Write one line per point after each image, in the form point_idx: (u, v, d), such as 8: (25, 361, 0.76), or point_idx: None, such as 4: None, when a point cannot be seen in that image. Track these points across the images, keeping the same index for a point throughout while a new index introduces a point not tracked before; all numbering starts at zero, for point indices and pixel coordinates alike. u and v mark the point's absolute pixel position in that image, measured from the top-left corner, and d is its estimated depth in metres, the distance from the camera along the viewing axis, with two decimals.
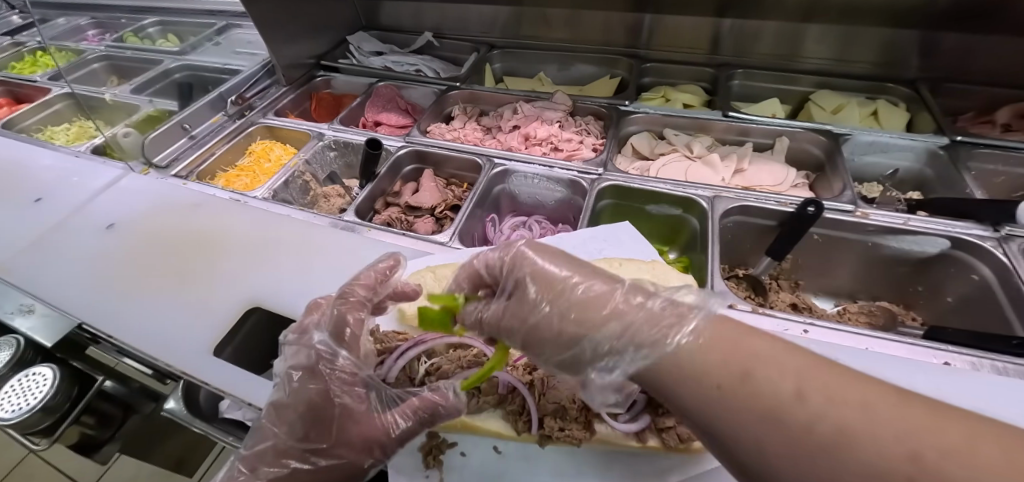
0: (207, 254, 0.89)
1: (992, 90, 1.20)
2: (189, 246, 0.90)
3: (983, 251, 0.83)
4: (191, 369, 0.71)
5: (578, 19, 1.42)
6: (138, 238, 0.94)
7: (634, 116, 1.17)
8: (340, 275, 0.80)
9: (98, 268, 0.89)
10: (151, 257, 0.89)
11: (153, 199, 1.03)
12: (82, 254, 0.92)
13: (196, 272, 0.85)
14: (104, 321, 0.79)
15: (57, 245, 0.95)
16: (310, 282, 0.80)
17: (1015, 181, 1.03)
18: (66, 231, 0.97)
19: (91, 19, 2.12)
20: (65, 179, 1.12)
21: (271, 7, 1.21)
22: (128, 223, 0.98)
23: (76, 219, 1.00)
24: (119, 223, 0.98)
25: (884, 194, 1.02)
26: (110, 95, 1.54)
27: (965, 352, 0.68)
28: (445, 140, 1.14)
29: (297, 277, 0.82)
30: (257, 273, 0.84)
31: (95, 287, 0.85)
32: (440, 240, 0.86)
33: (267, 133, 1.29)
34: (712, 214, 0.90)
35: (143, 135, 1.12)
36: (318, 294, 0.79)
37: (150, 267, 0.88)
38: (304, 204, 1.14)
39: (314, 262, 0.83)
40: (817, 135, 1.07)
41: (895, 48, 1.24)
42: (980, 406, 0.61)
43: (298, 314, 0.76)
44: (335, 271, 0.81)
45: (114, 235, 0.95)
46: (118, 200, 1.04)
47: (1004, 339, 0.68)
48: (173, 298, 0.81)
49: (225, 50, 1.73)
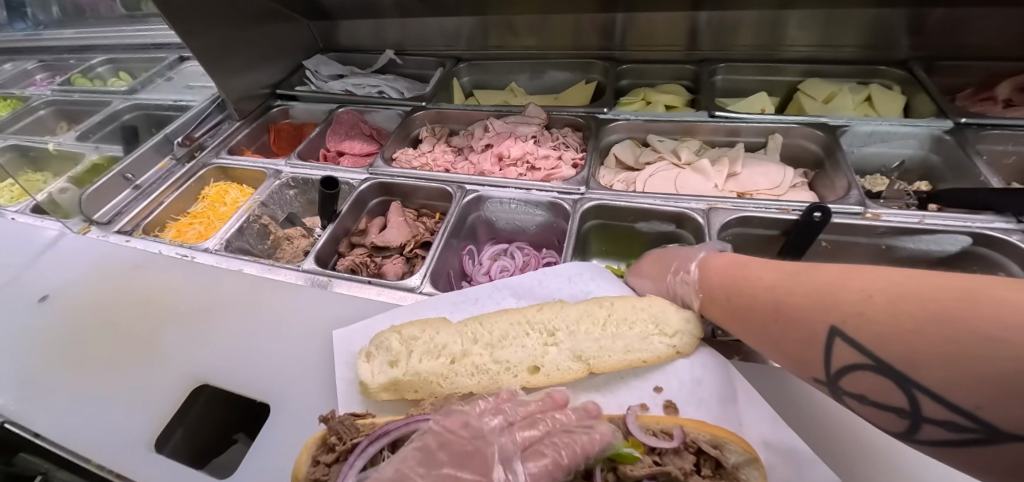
0: (150, 324, 0.78)
1: (987, 65, 1.13)
2: (132, 317, 0.80)
3: (1010, 246, 0.75)
4: (125, 469, 0.60)
5: (546, 24, 1.34)
6: (72, 312, 0.83)
7: (613, 123, 1.09)
8: (298, 339, 0.70)
9: (26, 351, 0.78)
10: (89, 333, 0.79)
11: (92, 263, 0.92)
12: (10, 335, 0.81)
13: (137, 348, 0.75)
14: (30, 417, 0.68)
15: None
16: (266, 350, 0.70)
17: None
18: None
19: (39, 61, 2.00)
20: None
21: (215, 38, 1.12)
22: (62, 294, 0.87)
23: (8, 292, 0.89)
24: (53, 294, 0.87)
25: (890, 187, 0.94)
26: (53, 144, 1.43)
27: None
28: (411, 167, 1.04)
29: (250, 344, 0.72)
30: (206, 342, 0.74)
31: (21, 376, 0.74)
32: (410, 286, 0.76)
33: (221, 174, 1.18)
34: (708, 230, 0.81)
35: (81, 189, 1.02)
36: (273, 364, 0.68)
37: (86, 345, 0.77)
38: (264, 250, 1.04)
39: (272, 324, 0.74)
40: (812, 129, 0.99)
41: (881, 29, 1.17)
42: None
43: (249, 391, 0.66)
44: (293, 334, 0.71)
45: (46, 311, 0.84)
46: (50, 268, 0.93)
47: None
48: (111, 381, 0.71)
49: (177, 86, 1.63)
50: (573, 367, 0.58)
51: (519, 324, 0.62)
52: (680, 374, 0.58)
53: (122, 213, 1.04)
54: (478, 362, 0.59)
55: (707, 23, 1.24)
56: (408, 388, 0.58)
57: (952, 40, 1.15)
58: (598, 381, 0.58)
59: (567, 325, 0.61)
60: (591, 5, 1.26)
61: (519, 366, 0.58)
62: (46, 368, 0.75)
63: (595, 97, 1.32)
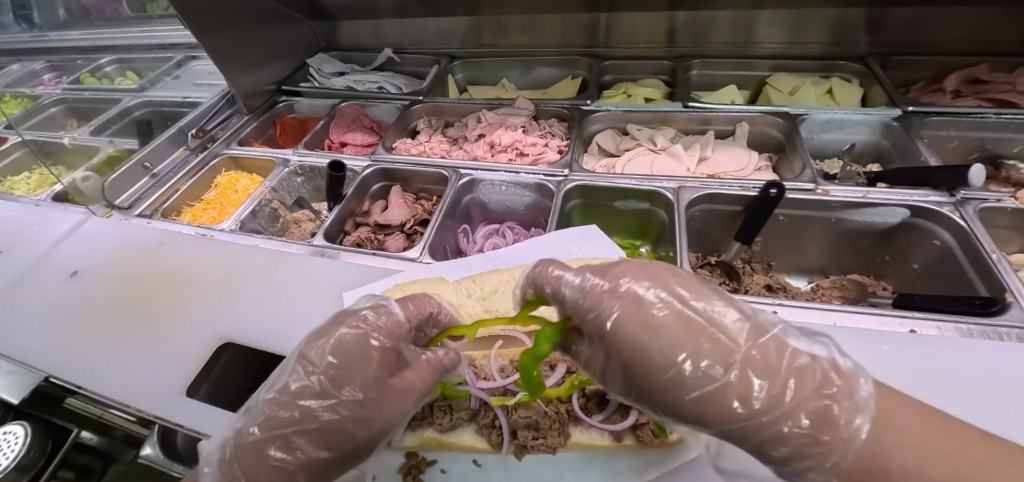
0: (173, 295, 0.87)
1: (937, 60, 1.24)
2: (159, 288, 0.88)
3: (941, 216, 0.86)
4: (162, 410, 0.69)
5: (535, 24, 1.44)
6: (99, 288, 0.91)
7: (596, 114, 1.18)
8: (313, 302, 0.79)
9: (61, 321, 0.86)
10: (119, 302, 0.87)
11: (117, 242, 1.00)
12: (47, 305, 0.89)
13: (162, 315, 0.83)
14: (72, 372, 0.76)
15: (22, 296, 0.92)
16: (283, 312, 0.79)
17: (966, 145, 1.07)
18: (31, 282, 0.95)
19: (47, 62, 2.06)
20: (26, 229, 1.09)
21: (226, 36, 1.20)
22: (90, 271, 0.95)
23: (41, 269, 0.97)
24: (83, 270, 0.95)
25: (845, 169, 1.04)
26: (69, 139, 1.50)
27: (931, 318, 0.70)
28: (411, 154, 1.13)
29: (269, 308, 0.80)
30: (225, 309, 0.82)
31: (60, 340, 0.82)
32: (411, 256, 0.85)
33: (231, 164, 1.27)
34: (677, 205, 0.91)
35: (103, 178, 1.09)
36: (291, 324, 0.77)
37: (117, 312, 0.85)
38: (274, 232, 1.13)
39: (288, 291, 0.82)
40: (775, 117, 1.09)
41: (842, 27, 1.27)
42: (942, 368, 0.63)
43: (269, 346, 0.75)
44: (308, 298, 0.80)
45: (76, 286, 0.92)
46: (78, 248, 1.01)
47: (968, 300, 0.71)
48: (142, 343, 0.79)
49: (185, 84, 1.71)
50: None
51: (506, 282, 0.70)
52: None
53: (141, 199, 1.12)
54: (472, 312, 0.68)
55: (684, 22, 1.34)
56: None
57: (906, 37, 1.26)
58: None
59: None
60: (576, 5, 1.36)
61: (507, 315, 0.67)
62: (81, 333, 0.82)
63: (580, 91, 1.41)
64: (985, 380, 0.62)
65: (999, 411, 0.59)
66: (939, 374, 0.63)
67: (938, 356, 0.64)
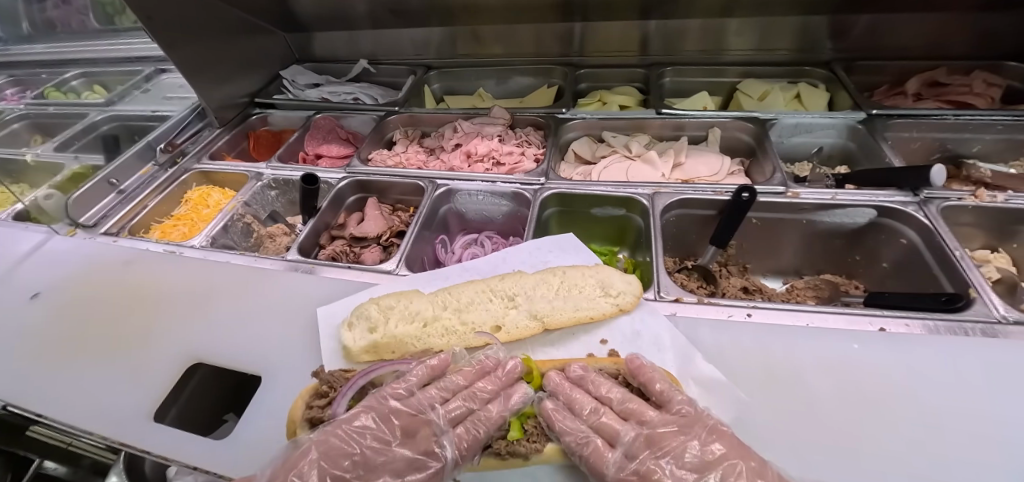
0: (135, 315, 0.83)
1: (897, 64, 1.28)
2: (125, 308, 0.85)
3: (907, 216, 0.88)
4: (126, 437, 0.66)
5: (511, 34, 1.45)
6: (58, 310, 0.87)
7: (571, 122, 1.19)
8: (287, 318, 0.77)
9: (17, 346, 0.81)
10: (82, 325, 0.84)
11: (80, 262, 0.97)
12: (3, 329, 0.85)
13: (125, 337, 0.79)
14: (31, 399, 0.73)
15: None
16: (255, 330, 0.77)
17: (929, 145, 1.10)
18: None
19: (8, 76, 1.97)
20: None
21: (195, 50, 1.18)
22: (49, 293, 0.91)
23: None
24: (44, 291, 0.91)
25: (814, 171, 1.07)
26: (31, 155, 1.44)
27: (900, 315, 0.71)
28: (387, 166, 1.12)
29: (240, 326, 0.78)
30: (195, 330, 0.79)
31: (18, 366, 0.78)
32: (387, 269, 0.83)
33: (203, 178, 1.24)
34: (652, 211, 0.92)
35: (66, 195, 1.06)
36: (264, 342, 0.75)
37: (80, 335, 0.82)
38: (248, 247, 1.10)
39: (261, 307, 0.80)
40: (745, 122, 1.11)
41: (808, 34, 1.31)
42: (910, 361, 0.65)
43: (242, 365, 0.72)
44: (281, 315, 0.78)
45: (35, 308, 0.88)
46: (36, 270, 0.97)
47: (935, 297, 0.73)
48: (107, 367, 0.76)
49: (156, 97, 1.67)
50: (531, 325, 0.66)
51: (482, 293, 0.70)
52: (621, 329, 0.68)
53: (107, 216, 1.08)
54: (448, 325, 0.66)
55: (656, 30, 1.37)
56: (386, 350, 0.65)
57: (868, 43, 1.30)
58: (553, 336, 0.67)
59: (525, 291, 0.70)
60: (550, 15, 1.37)
61: (483, 325, 0.66)
62: (41, 358, 0.79)
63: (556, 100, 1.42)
64: (952, 374, 0.63)
65: (966, 405, 0.60)
66: (911, 371, 0.64)
67: (909, 354, 0.66)
